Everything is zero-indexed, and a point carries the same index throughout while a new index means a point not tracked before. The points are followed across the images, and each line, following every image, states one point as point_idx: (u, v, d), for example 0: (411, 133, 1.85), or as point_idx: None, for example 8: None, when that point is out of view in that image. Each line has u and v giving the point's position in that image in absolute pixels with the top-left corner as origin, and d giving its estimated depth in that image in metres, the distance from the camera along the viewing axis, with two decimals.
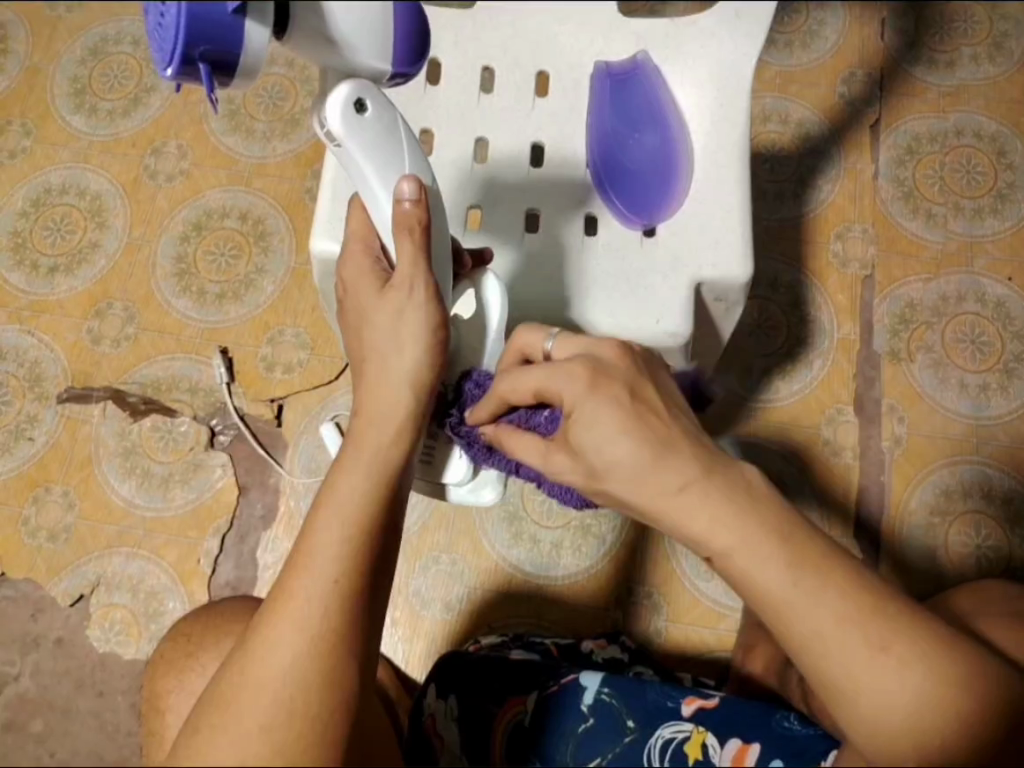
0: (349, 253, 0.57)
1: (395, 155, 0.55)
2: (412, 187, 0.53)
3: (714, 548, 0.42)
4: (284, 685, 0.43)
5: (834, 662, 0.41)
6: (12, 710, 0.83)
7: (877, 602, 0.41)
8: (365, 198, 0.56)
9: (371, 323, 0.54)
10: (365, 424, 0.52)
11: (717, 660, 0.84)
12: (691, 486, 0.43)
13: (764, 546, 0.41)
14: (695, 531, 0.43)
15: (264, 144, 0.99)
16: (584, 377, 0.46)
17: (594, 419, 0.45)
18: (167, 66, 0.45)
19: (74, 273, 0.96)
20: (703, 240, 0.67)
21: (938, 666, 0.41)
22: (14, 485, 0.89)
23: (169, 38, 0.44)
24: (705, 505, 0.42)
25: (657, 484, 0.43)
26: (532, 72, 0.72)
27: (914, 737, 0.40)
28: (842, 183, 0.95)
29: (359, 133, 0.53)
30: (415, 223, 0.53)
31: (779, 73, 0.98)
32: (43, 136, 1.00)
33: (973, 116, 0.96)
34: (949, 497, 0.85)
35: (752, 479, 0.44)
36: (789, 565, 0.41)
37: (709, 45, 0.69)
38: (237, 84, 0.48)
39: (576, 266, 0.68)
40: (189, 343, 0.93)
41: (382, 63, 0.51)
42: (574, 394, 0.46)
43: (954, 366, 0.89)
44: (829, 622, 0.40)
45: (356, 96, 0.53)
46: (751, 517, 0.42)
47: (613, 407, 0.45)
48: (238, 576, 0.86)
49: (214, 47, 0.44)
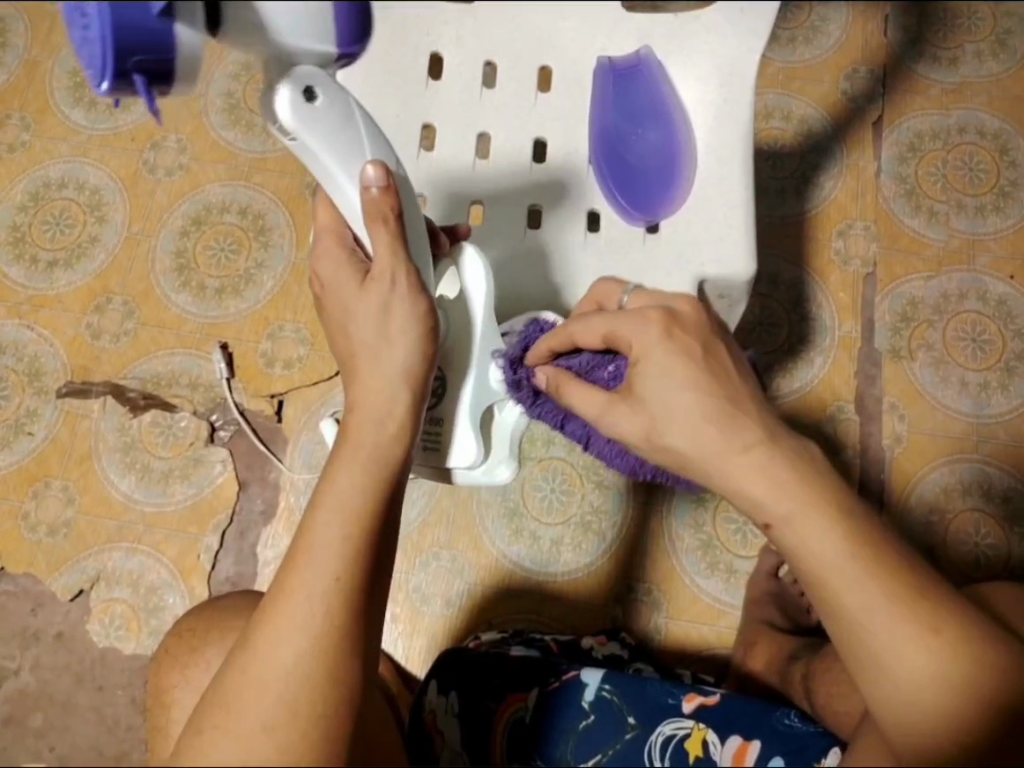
0: (320, 250, 0.55)
1: (354, 139, 0.52)
2: (377, 172, 0.51)
3: (777, 512, 0.45)
4: (288, 685, 0.43)
5: (879, 634, 0.42)
6: (11, 704, 0.83)
7: (925, 590, 0.43)
8: (329, 188, 0.54)
9: (355, 316, 0.53)
10: (358, 421, 0.50)
11: (716, 657, 0.84)
12: (755, 447, 0.47)
13: (823, 513, 0.44)
14: (756, 494, 0.46)
15: (264, 138, 0.98)
16: (656, 328, 0.51)
17: (660, 375, 0.49)
18: (99, 81, 0.42)
19: (74, 267, 0.96)
20: (707, 238, 0.67)
21: (982, 656, 0.42)
22: (13, 480, 0.89)
23: (96, 49, 0.41)
24: (766, 465, 0.46)
25: (721, 437, 0.47)
26: (535, 68, 0.71)
27: (955, 721, 0.41)
28: (845, 179, 0.95)
29: (313, 127, 0.50)
30: (387, 211, 0.51)
31: (782, 69, 0.97)
32: (41, 129, 1.00)
33: (976, 113, 0.96)
34: (948, 495, 0.85)
35: (813, 454, 0.48)
36: (846, 536, 0.44)
37: (712, 41, 0.67)
38: (178, 91, 0.45)
39: (579, 264, 0.69)
40: (189, 338, 0.93)
41: (324, 45, 0.48)
42: (647, 341, 0.51)
43: (955, 365, 0.89)
44: (879, 598, 0.42)
45: (303, 87, 0.49)
46: (803, 482, 0.45)
47: (681, 361, 0.49)
48: (238, 571, 0.86)
49: (148, 55, 0.41)
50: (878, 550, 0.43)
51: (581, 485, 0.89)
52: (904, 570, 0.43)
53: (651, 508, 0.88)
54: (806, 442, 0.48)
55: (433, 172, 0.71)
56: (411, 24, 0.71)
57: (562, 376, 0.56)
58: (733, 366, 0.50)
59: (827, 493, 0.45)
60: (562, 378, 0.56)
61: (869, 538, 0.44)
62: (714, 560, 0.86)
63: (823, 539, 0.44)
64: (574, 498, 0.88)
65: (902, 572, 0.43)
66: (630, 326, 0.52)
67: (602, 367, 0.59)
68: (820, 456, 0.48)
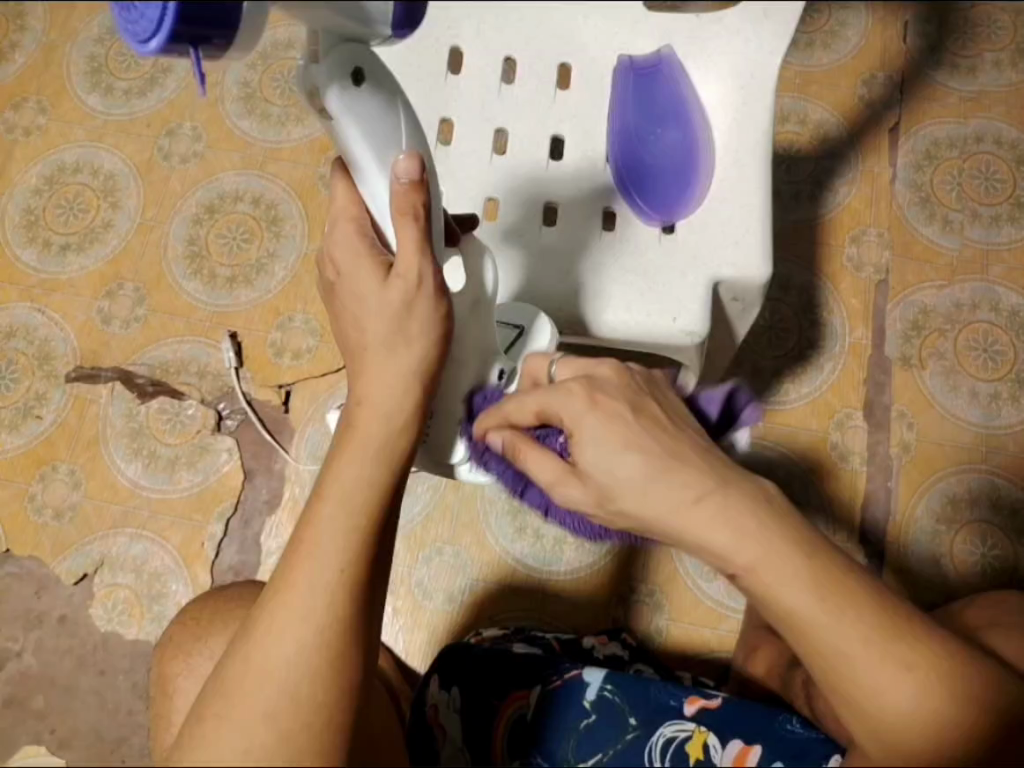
0: (338, 235, 0.52)
1: (391, 131, 0.50)
2: (411, 166, 0.48)
3: (738, 564, 0.43)
4: (289, 676, 0.43)
5: (857, 675, 0.42)
6: (13, 685, 0.83)
7: (900, 619, 0.42)
8: (356, 175, 0.50)
9: (370, 311, 0.50)
10: (366, 414, 0.49)
11: (716, 660, 0.84)
12: (708, 498, 0.44)
13: (791, 562, 0.42)
14: (717, 547, 0.43)
15: (279, 129, 0.98)
16: (581, 394, 0.48)
17: (602, 437, 0.46)
18: (148, 40, 0.39)
19: (86, 251, 0.96)
20: (723, 240, 0.67)
21: (951, 684, 0.42)
22: (21, 462, 0.89)
23: (153, 10, 0.38)
24: (724, 518, 0.43)
25: (671, 496, 0.44)
26: (555, 65, 0.72)
27: (927, 741, 0.42)
28: (860, 185, 0.94)
29: (361, 111, 0.48)
30: (417, 207, 0.48)
31: (799, 73, 0.97)
32: (58, 114, 1.00)
33: (994, 122, 0.95)
34: (955, 506, 0.85)
35: (767, 494, 0.45)
36: (815, 585, 0.42)
37: (735, 43, 0.67)
38: (230, 54, 0.42)
39: (590, 260, 0.68)
40: (198, 326, 0.93)
41: (384, 28, 0.46)
42: (574, 412, 0.48)
43: (966, 375, 0.89)
44: (859, 644, 0.41)
45: (353, 67, 0.47)
46: (774, 534, 0.43)
47: (616, 422, 0.47)
48: (241, 560, 0.86)
49: (206, 27, 0.39)
50: (850, 594, 0.42)
51: None
52: (877, 606, 0.42)
53: None
54: (756, 480, 0.45)
55: (448, 166, 0.70)
56: (432, 17, 0.71)
57: (518, 441, 0.51)
58: (668, 418, 0.48)
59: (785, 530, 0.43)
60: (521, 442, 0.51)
61: (837, 583, 0.42)
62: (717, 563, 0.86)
63: (787, 589, 0.42)
64: None
65: (875, 605, 0.42)
66: (555, 402, 0.49)
67: (551, 435, 0.55)
68: (775, 493, 0.45)
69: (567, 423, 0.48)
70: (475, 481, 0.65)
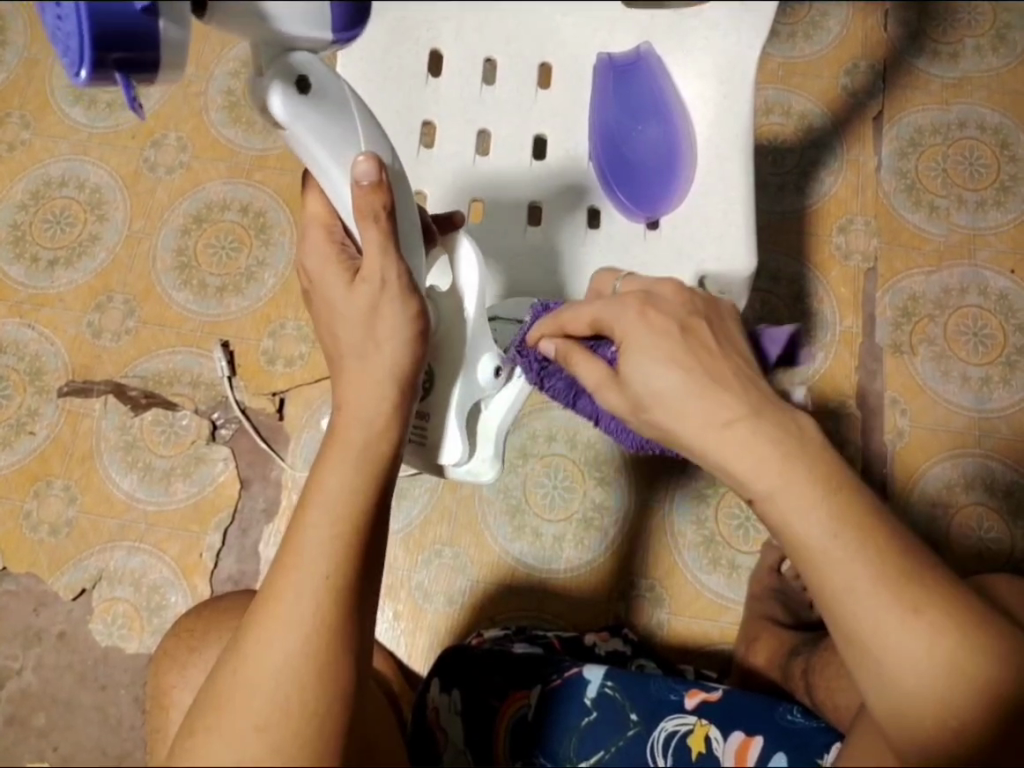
0: (309, 239, 0.53)
1: (347, 134, 0.50)
2: (370, 167, 0.48)
3: (758, 490, 0.45)
4: (278, 685, 0.43)
5: (860, 608, 0.42)
6: (13, 704, 0.83)
7: (918, 574, 0.42)
8: (320, 181, 0.51)
9: (341, 317, 0.51)
10: (344, 419, 0.49)
11: (717, 654, 0.84)
12: (737, 423, 0.46)
13: (812, 497, 0.43)
14: (741, 472, 0.45)
15: (265, 136, 0.98)
16: (633, 309, 0.51)
17: (645, 353, 0.49)
18: (76, 71, 0.39)
19: (73, 266, 0.95)
20: (706, 236, 0.67)
21: (966, 636, 0.42)
22: (13, 478, 0.89)
23: (73, 40, 0.38)
24: (751, 443, 0.45)
25: (703, 415, 0.46)
26: (535, 64, 0.72)
27: (926, 690, 0.41)
28: (845, 175, 0.95)
29: (310, 118, 0.49)
30: (378, 209, 0.49)
31: (782, 64, 0.98)
32: (42, 128, 1.00)
33: (976, 108, 0.96)
34: (950, 490, 0.85)
35: (786, 453, 0.45)
36: (833, 522, 0.43)
37: (712, 37, 0.67)
38: (167, 78, 0.42)
39: (577, 261, 0.69)
40: (189, 336, 0.93)
41: (321, 31, 0.47)
42: (626, 323, 0.51)
43: (956, 359, 0.89)
44: (868, 581, 0.42)
45: (298, 74, 0.48)
46: (801, 463, 0.44)
47: (662, 339, 0.49)
48: (240, 570, 0.86)
49: (127, 52, 0.39)
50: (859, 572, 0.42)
51: (582, 482, 0.88)
52: (899, 569, 0.42)
53: (651, 505, 0.88)
54: (781, 439, 0.45)
55: (432, 170, 0.71)
56: (410, 21, 0.71)
57: (570, 346, 0.54)
58: (699, 364, 0.49)
59: (815, 475, 0.44)
60: (572, 349, 0.54)
61: (854, 524, 0.43)
62: (715, 556, 0.86)
63: (805, 525, 0.43)
64: (575, 495, 0.88)
65: (892, 554, 0.43)
66: (608, 314, 0.51)
67: (603, 346, 0.56)
68: (812, 429, 0.46)
69: (617, 335, 0.51)
70: (462, 481, 0.67)
